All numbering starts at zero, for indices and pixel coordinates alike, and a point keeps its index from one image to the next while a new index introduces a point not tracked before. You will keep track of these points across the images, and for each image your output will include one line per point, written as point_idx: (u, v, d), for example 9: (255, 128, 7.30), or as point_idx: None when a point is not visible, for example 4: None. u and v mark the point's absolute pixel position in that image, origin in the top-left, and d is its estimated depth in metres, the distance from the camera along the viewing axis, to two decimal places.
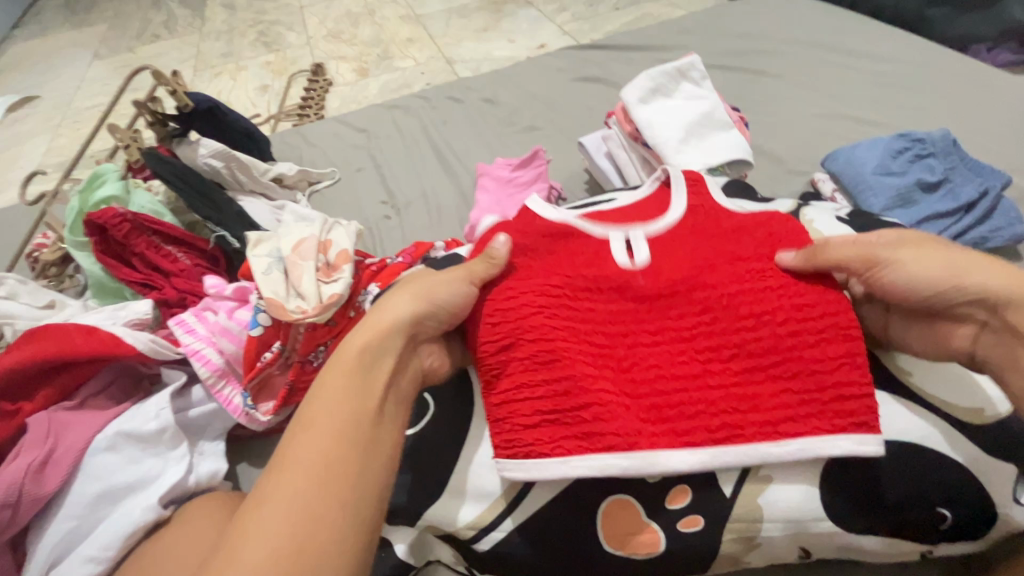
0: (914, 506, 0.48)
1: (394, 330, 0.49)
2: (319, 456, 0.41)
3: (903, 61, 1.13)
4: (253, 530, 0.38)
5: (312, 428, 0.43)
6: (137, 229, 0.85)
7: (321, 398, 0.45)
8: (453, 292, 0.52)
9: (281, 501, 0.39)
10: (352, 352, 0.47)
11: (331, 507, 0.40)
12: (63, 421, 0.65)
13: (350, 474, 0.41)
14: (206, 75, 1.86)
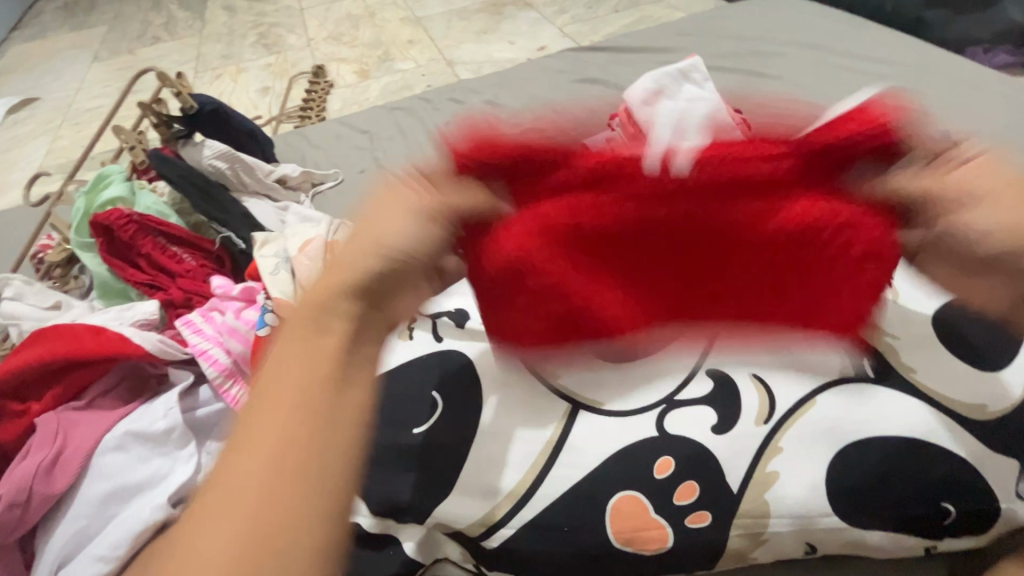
0: (918, 500, 0.49)
1: (336, 290, 0.35)
2: (256, 492, 0.30)
3: (902, 62, 1.13)
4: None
5: (243, 457, 0.31)
6: (144, 230, 0.86)
7: (265, 389, 0.33)
8: (409, 231, 0.36)
9: (211, 560, 0.29)
10: (294, 320, 0.35)
11: (277, 564, 0.28)
12: (72, 421, 0.66)
13: (303, 508, 0.30)
14: (207, 77, 1.86)
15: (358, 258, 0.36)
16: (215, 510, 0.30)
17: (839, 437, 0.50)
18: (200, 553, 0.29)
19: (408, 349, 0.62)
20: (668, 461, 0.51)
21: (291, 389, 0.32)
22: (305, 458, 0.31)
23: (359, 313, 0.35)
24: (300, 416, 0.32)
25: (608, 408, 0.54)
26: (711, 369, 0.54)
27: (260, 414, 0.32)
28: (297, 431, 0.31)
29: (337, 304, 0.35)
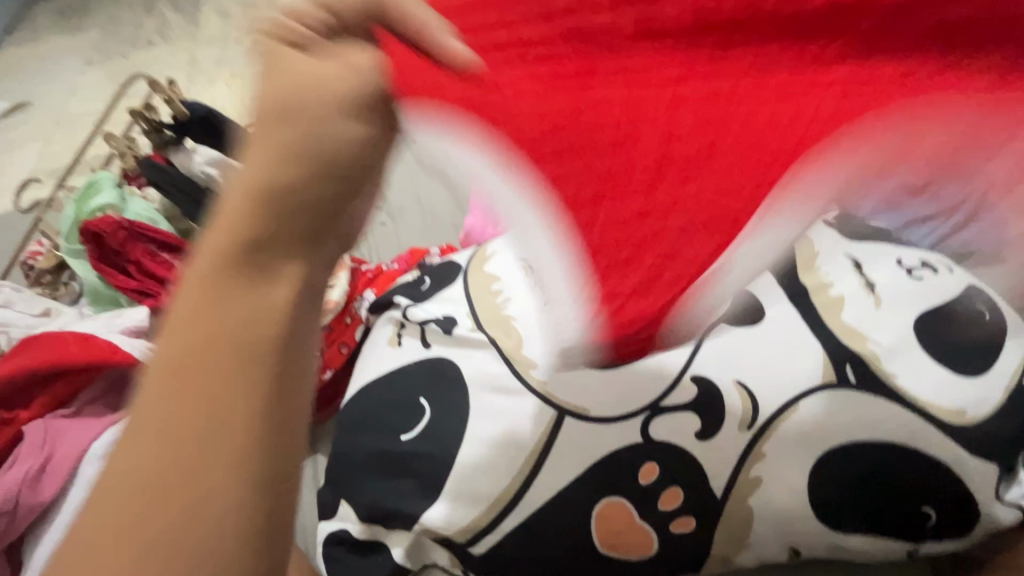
0: (897, 503, 0.50)
1: (279, 197, 0.30)
2: (171, 430, 0.27)
3: None
4: (93, 537, 0.27)
5: (170, 387, 0.28)
6: (133, 237, 0.86)
7: (177, 349, 0.29)
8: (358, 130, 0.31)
9: (129, 487, 0.27)
10: (216, 274, 0.30)
11: (213, 486, 0.27)
12: (59, 429, 0.66)
13: (240, 431, 0.28)
14: (202, 81, 1.86)
15: (297, 159, 0.30)
16: (137, 446, 0.28)
17: (820, 443, 0.51)
18: (122, 490, 0.27)
19: (397, 356, 0.62)
20: (652, 466, 0.51)
21: (231, 298, 0.29)
22: (222, 433, 0.28)
23: (296, 234, 0.31)
24: (246, 334, 0.29)
25: (595, 414, 0.53)
26: (696, 375, 0.54)
27: (197, 331, 0.29)
28: (241, 345, 0.29)
29: (275, 214, 0.30)
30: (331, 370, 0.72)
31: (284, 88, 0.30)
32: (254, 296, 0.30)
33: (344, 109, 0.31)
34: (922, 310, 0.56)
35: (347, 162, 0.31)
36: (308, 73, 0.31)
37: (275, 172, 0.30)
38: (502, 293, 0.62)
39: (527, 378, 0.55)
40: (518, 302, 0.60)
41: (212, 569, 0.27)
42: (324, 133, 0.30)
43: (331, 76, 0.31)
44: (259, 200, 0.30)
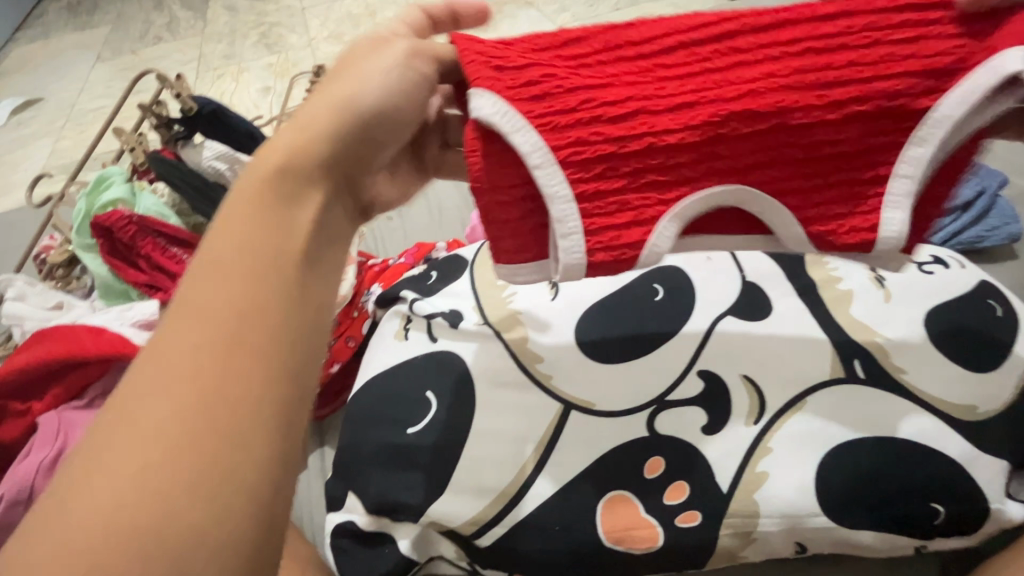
0: (906, 500, 0.49)
1: (323, 136, 0.40)
2: (217, 292, 0.32)
3: None
4: (146, 378, 0.29)
5: (215, 260, 0.33)
6: (143, 230, 0.86)
7: (222, 241, 0.34)
8: (380, 94, 0.42)
9: (179, 338, 0.30)
10: (261, 184, 0.37)
11: (257, 336, 0.31)
12: (72, 420, 0.67)
13: (279, 295, 0.33)
14: (209, 76, 1.87)
15: (335, 109, 0.41)
16: (185, 311, 0.32)
17: (827, 439, 0.51)
18: (173, 342, 0.30)
19: (403, 350, 0.62)
20: (657, 461, 0.52)
21: (272, 197, 0.37)
22: (262, 296, 0.33)
23: (332, 167, 0.41)
24: (285, 226, 0.36)
25: (601, 408, 0.54)
26: (702, 370, 0.54)
27: (244, 220, 0.35)
28: (280, 231, 0.36)
29: (321, 148, 0.40)
30: (338, 364, 0.73)
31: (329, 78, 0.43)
32: (291, 209, 0.37)
33: (375, 77, 0.42)
34: (929, 306, 0.56)
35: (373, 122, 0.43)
36: (349, 62, 0.44)
37: (319, 117, 0.40)
38: (510, 287, 0.62)
39: (532, 371, 0.57)
40: (524, 296, 0.61)
41: (267, 397, 0.30)
42: (360, 93, 0.42)
43: (364, 59, 0.43)
44: (306, 136, 0.39)
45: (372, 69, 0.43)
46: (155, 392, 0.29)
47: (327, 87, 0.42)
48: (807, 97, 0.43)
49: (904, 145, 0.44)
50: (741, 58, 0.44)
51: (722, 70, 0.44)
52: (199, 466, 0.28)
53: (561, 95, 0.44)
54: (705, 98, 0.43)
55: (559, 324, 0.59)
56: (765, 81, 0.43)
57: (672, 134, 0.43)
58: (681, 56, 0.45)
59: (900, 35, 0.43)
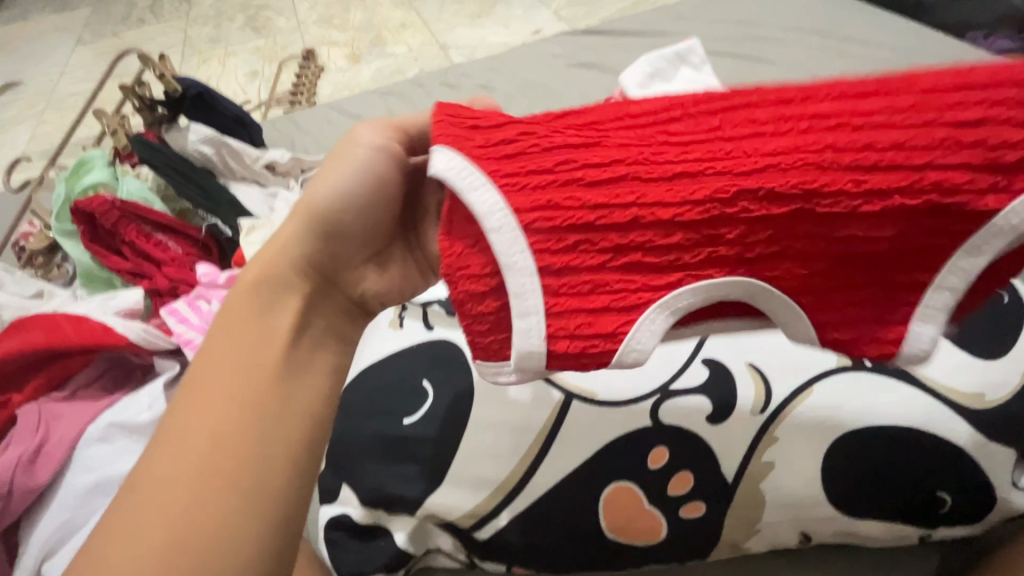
0: (911, 489, 0.49)
1: (300, 254, 0.46)
2: (204, 408, 0.39)
3: (894, 48, 1.16)
4: (152, 482, 0.36)
5: (208, 375, 0.40)
6: (126, 217, 0.83)
7: (210, 361, 0.41)
8: (355, 204, 0.47)
9: (178, 446, 0.37)
10: (241, 303, 0.43)
11: (241, 441, 0.38)
12: (54, 412, 0.65)
13: (259, 403, 0.40)
14: (194, 60, 1.82)
15: (312, 226, 0.46)
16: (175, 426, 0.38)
17: (835, 428, 0.50)
18: (166, 451, 0.37)
19: (399, 339, 0.60)
20: (661, 451, 0.50)
21: (252, 314, 0.43)
22: (237, 407, 0.39)
23: (310, 273, 0.46)
24: (265, 339, 0.43)
25: (604, 398, 0.52)
26: (707, 359, 0.53)
27: (231, 338, 0.42)
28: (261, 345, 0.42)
29: (298, 265, 0.46)
30: None
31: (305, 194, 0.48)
32: (266, 321, 0.43)
33: (349, 186, 0.47)
34: None
35: (350, 230, 0.47)
36: (325, 171, 0.48)
37: (297, 234, 0.46)
38: None
39: None
40: None
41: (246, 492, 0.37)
42: (337, 208, 0.47)
43: (343, 169, 0.47)
44: (286, 257, 0.46)
45: (345, 179, 0.47)
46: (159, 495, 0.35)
47: (305, 201, 0.47)
48: (838, 175, 0.40)
49: (950, 250, 0.40)
50: (773, 134, 0.42)
51: (744, 139, 0.42)
52: (180, 553, 0.34)
53: (575, 166, 0.42)
54: (727, 174, 0.41)
55: None
56: (793, 153, 0.40)
57: (682, 205, 0.41)
58: (708, 129, 0.43)
59: (955, 125, 0.40)
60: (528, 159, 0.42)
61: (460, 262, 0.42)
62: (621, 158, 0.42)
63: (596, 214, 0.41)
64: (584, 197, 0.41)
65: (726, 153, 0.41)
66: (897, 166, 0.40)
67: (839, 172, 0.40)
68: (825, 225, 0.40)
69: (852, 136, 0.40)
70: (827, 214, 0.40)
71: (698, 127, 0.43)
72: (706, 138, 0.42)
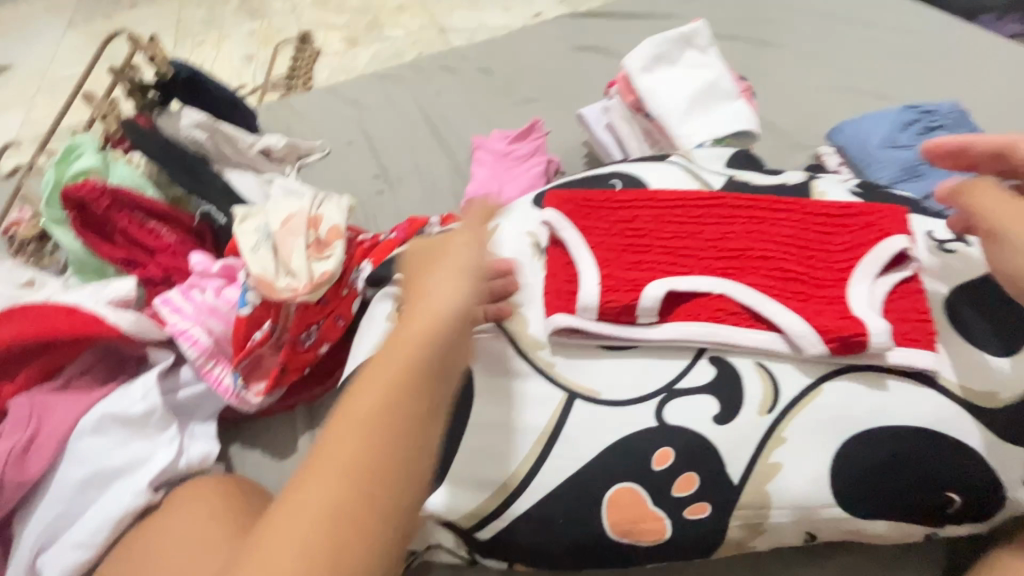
0: (919, 490, 0.48)
1: (415, 331, 0.43)
2: (344, 462, 0.38)
3: (905, 31, 1.13)
4: (310, 488, 0.37)
5: (339, 425, 0.39)
6: (118, 203, 0.81)
7: (357, 406, 0.39)
8: (468, 291, 0.46)
9: (312, 486, 0.37)
10: (390, 362, 0.42)
11: (374, 491, 0.37)
12: (45, 403, 0.63)
13: (380, 461, 0.38)
14: (188, 44, 1.78)
15: (427, 309, 0.45)
16: (317, 472, 0.38)
17: (846, 427, 0.48)
18: (308, 495, 0.37)
19: None
20: (667, 452, 0.49)
21: (383, 367, 0.41)
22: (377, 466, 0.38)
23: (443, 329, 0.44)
24: (388, 395, 0.40)
25: (606, 398, 0.51)
26: (712, 355, 0.52)
27: (356, 393, 0.41)
28: (385, 399, 0.40)
29: (418, 334, 0.43)
30: (328, 343, 0.71)
31: (436, 248, 0.51)
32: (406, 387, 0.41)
33: (475, 256, 0.48)
34: (951, 285, 0.53)
35: (460, 312, 0.45)
36: (440, 253, 0.50)
37: (433, 288, 0.46)
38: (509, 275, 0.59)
39: (534, 358, 0.54)
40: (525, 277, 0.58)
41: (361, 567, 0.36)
42: (451, 285, 0.46)
43: (459, 249, 0.49)
44: (400, 332, 0.43)
45: (463, 258, 0.48)
46: (291, 532, 0.36)
47: (421, 280, 0.48)
48: (803, 231, 0.55)
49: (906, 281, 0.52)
50: (760, 205, 0.56)
51: (739, 206, 0.57)
52: None
53: (616, 217, 0.57)
54: (725, 228, 0.55)
55: None
56: (768, 217, 0.56)
57: (695, 246, 0.54)
58: (718, 200, 0.57)
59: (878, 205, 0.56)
60: (582, 217, 0.57)
61: (554, 270, 0.56)
62: (650, 215, 0.57)
63: (631, 246, 0.55)
64: (620, 236, 0.56)
65: (715, 219, 0.56)
66: (848, 226, 0.54)
67: (803, 230, 0.55)
68: (801, 262, 0.53)
69: (813, 210, 0.56)
70: (801, 255, 0.53)
71: (709, 197, 0.58)
72: (714, 207, 0.57)
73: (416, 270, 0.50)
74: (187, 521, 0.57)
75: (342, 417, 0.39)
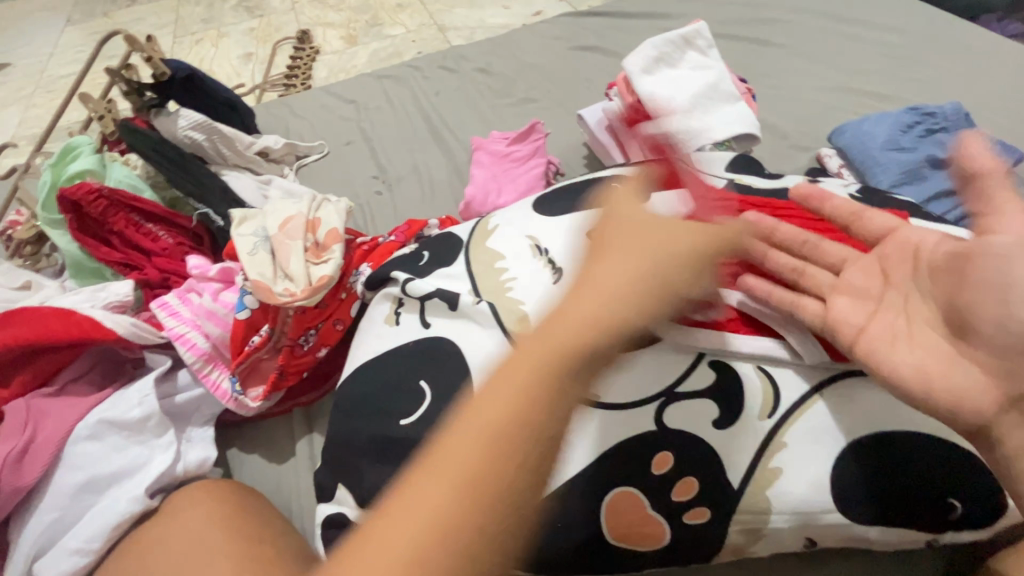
0: (919, 496, 0.47)
1: (581, 316, 0.38)
2: (492, 424, 0.35)
3: (907, 31, 1.12)
4: (456, 439, 0.35)
5: (486, 398, 0.37)
6: (115, 205, 0.80)
7: (518, 366, 0.37)
8: (647, 281, 0.40)
9: (448, 458, 0.35)
10: (557, 333, 0.37)
11: (503, 466, 0.34)
12: (42, 408, 0.63)
13: (519, 458, 0.34)
14: (187, 41, 1.77)
15: (601, 295, 0.39)
16: (465, 426, 0.36)
17: (845, 433, 0.48)
18: (452, 446, 0.35)
19: (394, 335, 0.61)
20: (665, 457, 0.49)
21: (539, 349, 0.37)
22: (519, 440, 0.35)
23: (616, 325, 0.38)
24: (542, 373, 0.36)
25: (607, 400, 0.50)
26: (712, 360, 0.51)
27: (509, 370, 0.37)
28: (534, 393, 0.35)
29: (582, 319, 0.38)
30: (326, 347, 0.70)
31: (637, 228, 0.44)
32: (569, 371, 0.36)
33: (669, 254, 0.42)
34: None
35: (629, 305, 0.39)
36: (625, 228, 0.45)
37: (620, 274, 0.41)
38: (507, 272, 0.60)
39: None
40: (524, 283, 0.58)
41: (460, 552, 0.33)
42: (624, 276, 0.40)
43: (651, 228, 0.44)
44: (571, 313, 0.39)
45: (646, 245, 0.42)
46: (424, 501, 0.34)
47: (604, 256, 0.43)
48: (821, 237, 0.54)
49: None
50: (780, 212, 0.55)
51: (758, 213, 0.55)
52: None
53: None
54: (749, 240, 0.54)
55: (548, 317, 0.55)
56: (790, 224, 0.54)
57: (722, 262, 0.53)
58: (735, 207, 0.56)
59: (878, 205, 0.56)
60: None
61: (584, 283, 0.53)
62: None
63: None
64: None
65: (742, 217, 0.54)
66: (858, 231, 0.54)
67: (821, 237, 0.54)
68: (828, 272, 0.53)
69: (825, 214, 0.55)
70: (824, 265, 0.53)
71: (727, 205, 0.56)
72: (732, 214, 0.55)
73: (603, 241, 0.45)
74: (186, 524, 0.57)
75: (503, 371, 0.37)
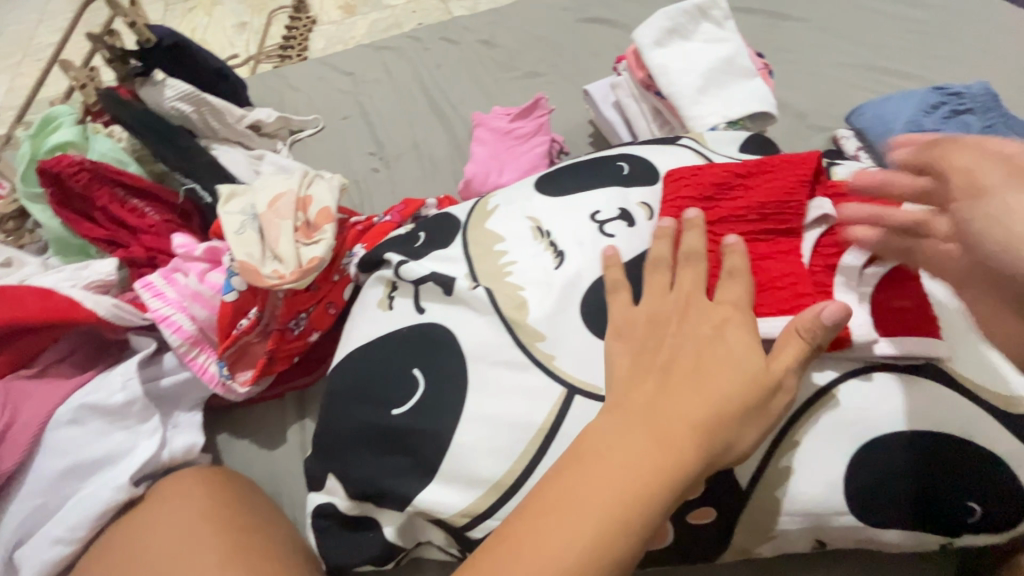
0: (937, 496, 0.45)
1: (683, 425, 0.38)
2: (603, 506, 0.36)
3: (933, 6, 1.06)
4: (573, 512, 0.36)
5: (564, 497, 0.37)
6: (98, 179, 0.76)
7: (631, 454, 0.38)
8: (749, 392, 0.40)
9: (521, 559, 0.35)
10: (670, 432, 0.38)
11: (608, 552, 0.35)
12: (20, 392, 0.60)
13: (625, 546, 0.36)
14: (180, 9, 1.71)
15: (682, 420, 0.39)
16: (577, 494, 0.37)
17: (861, 431, 0.45)
18: (563, 516, 0.36)
19: (387, 320, 0.58)
20: None
21: (621, 470, 0.37)
22: (625, 522, 0.36)
23: (722, 441, 0.39)
24: (654, 472, 0.37)
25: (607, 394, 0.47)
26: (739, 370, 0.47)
27: (589, 474, 0.37)
28: (646, 485, 0.37)
29: (671, 448, 0.38)
30: (318, 332, 0.68)
31: (742, 323, 0.43)
32: (675, 474, 0.37)
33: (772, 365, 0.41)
34: None
35: (709, 443, 0.38)
36: (720, 336, 0.42)
37: (724, 378, 0.40)
38: (506, 255, 0.57)
39: (532, 350, 0.51)
40: (524, 267, 0.55)
41: None
42: (712, 396, 0.39)
43: (749, 343, 0.42)
44: (652, 431, 0.38)
45: (741, 365, 0.40)
46: (539, 554, 0.35)
47: (695, 358, 0.41)
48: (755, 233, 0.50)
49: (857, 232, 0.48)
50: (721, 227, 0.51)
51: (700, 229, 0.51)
52: None
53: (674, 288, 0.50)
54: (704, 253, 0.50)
55: (551, 303, 0.52)
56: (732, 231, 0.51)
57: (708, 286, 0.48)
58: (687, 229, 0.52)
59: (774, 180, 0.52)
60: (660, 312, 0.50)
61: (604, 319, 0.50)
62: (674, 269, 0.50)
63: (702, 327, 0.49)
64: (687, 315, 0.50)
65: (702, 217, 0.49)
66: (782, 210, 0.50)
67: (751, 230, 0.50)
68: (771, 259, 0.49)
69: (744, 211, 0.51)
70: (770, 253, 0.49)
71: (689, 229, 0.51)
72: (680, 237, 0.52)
73: (692, 334, 0.43)
74: (172, 515, 0.55)
75: (613, 451, 0.38)
